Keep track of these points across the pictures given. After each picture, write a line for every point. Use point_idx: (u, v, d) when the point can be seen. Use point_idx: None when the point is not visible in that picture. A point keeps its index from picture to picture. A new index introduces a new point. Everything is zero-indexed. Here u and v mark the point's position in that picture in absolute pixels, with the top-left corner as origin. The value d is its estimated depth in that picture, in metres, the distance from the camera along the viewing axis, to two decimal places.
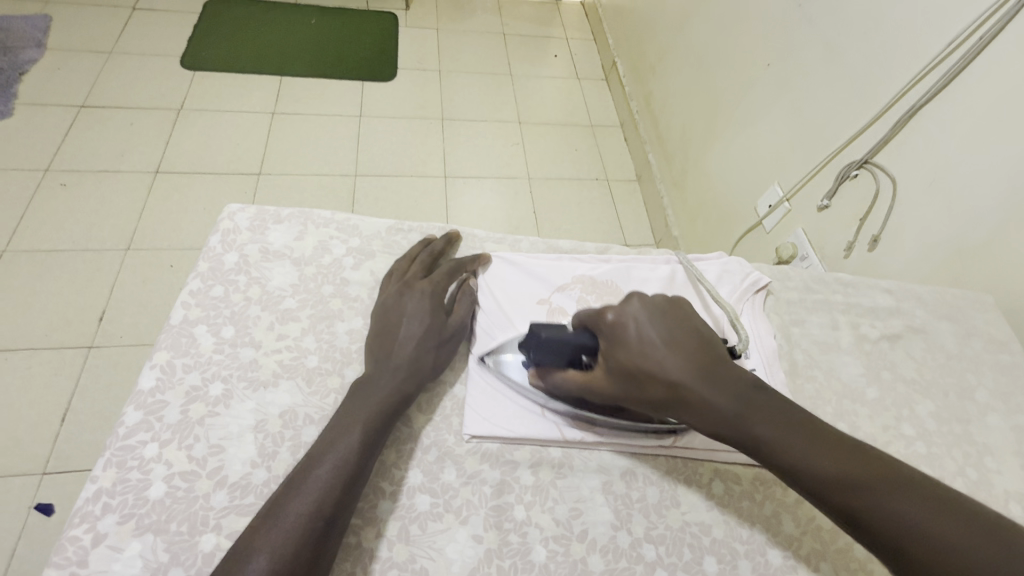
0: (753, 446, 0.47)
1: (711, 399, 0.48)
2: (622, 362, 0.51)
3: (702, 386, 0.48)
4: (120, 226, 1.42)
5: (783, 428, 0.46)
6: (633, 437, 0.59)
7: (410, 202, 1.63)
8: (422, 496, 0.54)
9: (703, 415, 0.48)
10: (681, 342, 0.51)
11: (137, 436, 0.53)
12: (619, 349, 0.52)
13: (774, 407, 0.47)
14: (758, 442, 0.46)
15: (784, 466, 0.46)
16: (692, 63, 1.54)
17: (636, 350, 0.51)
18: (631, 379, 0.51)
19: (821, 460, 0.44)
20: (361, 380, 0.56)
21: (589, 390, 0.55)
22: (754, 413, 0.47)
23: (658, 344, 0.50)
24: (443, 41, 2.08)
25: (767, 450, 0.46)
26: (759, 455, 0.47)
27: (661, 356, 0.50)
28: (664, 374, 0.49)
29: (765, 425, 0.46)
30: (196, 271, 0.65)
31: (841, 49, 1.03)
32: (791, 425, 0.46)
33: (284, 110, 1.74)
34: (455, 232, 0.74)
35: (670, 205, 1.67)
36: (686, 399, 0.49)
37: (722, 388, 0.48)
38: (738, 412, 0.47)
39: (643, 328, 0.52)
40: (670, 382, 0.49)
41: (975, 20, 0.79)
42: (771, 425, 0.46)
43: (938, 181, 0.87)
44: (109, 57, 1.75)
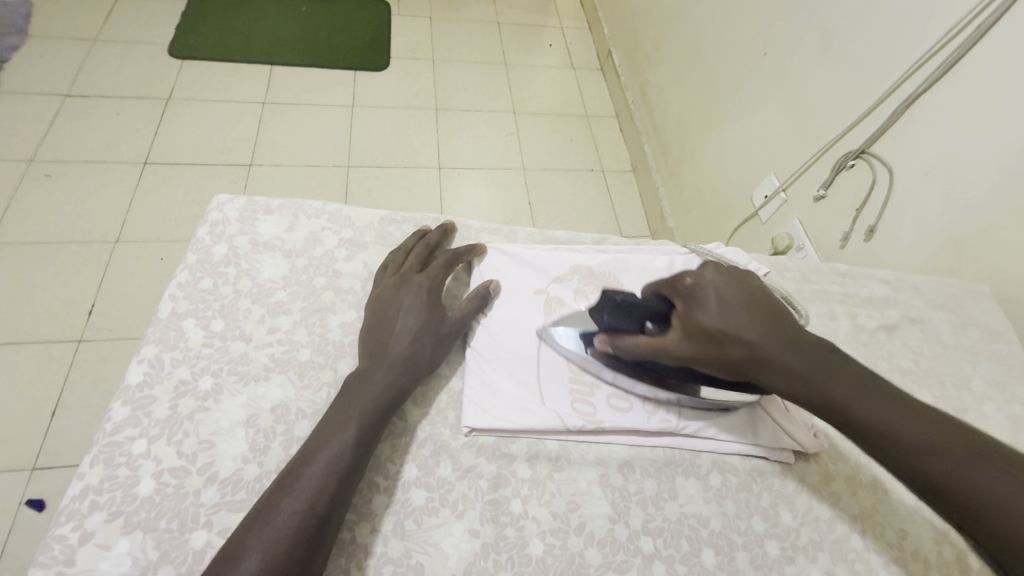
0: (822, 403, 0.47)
1: (789, 359, 0.49)
2: (703, 322, 0.52)
3: (778, 347, 0.49)
4: (108, 218, 1.40)
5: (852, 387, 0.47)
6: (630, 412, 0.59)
7: (404, 193, 1.61)
8: (417, 490, 0.53)
9: (780, 375, 0.49)
10: (757, 305, 0.52)
11: (125, 432, 0.52)
12: (700, 308, 0.52)
13: (842, 369, 0.48)
14: (831, 402, 0.47)
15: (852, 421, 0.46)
16: (689, 52, 1.52)
17: (717, 311, 0.51)
18: (711, 338, 0.51)
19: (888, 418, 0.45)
20: (355, 376, 0.55)
21: (660, 355, 0.54)
22: (828, 376, 0.48)
23: (737, 306, 0.51)
24: (436, 30, 2.05)
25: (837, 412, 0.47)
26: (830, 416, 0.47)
27: (741, 316, 0.51)
28: (744, 332, 0.50)
29: (842, 387, 0.47)
30: (184, 263, 0.64)
31: (838, 38, 1.02)
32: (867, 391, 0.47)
33: (274, 100, 1.71)
34: (450, 223, 0.72)
35: (666, 196, 1.66)
36: (764, 358, 0.49)
37: (798, 348, 0.49)
38: (813, 372, 0.48)
39: (721, 291, 0.53)
40: (747, 342, 0.50)
41: (974, 8, 0.78)
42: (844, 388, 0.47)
43: (935, 169, 0.86)
44: (93, 45, 1.71)
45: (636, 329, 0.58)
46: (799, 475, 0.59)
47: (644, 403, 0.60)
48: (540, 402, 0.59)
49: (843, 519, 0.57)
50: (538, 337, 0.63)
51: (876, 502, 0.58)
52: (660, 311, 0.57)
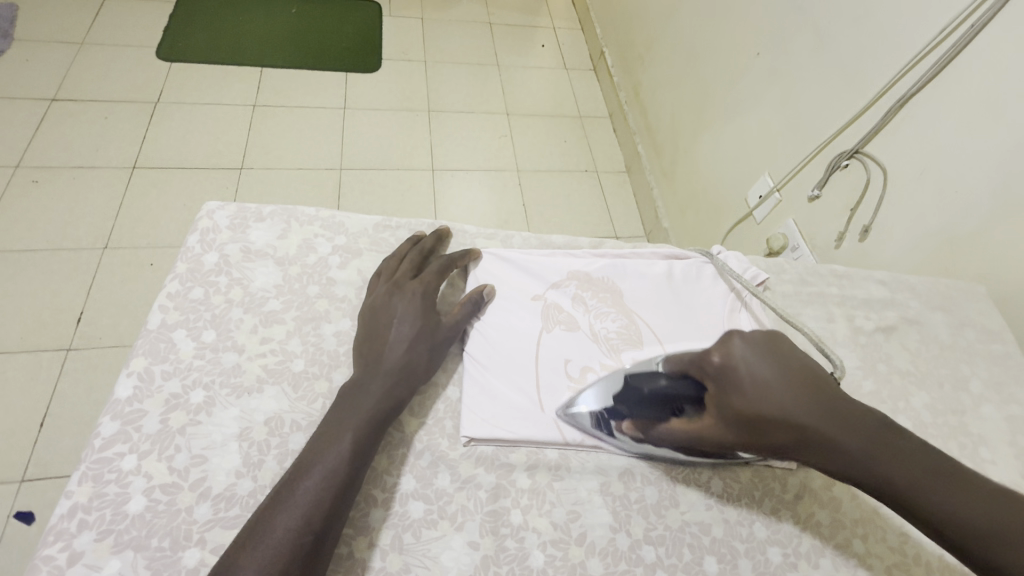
0: (872, 482, 0.45)
1: (842, 441, 0.45)
2: (741, 409, 0.47)
3: (831, 428, 0.46)
4: (97, 224, 1.37)
5: (899, 460, 0.44)
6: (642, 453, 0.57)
7: (397, 196, 1.59)
8: (415, 502, 0.52)
9: (829, 457, 0.46)
10: (798, 381, 0.47)
11: (115, 448, 0.51)
12: (733, 394, 0.48)
13: (892, 446, 0.45)
14: (881, 480, 0.44)
15: (903, 496, 0.44)
16: (682, 52, 1.52)
17: (754, 396, 0.47)
18: (748, 426, 0.47)
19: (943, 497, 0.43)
20: (350, 386, 0.54)
21: (696, 440, 0.51)
22: (886, 456, 0.45)
23: (775, 386, 0.47)
24: (428, 31, 2.04)
25: (899, 497, 0.44)
26: (892, 499, 0.45)
27: (784, 400, 0.46)
28: (788, 416, 0.46)
29: (907, 472, 0.44)
30: (174, 272, 0.63)
31: (831, 38, 1.02)
32: (920, 466, 0.44)
33: (266, 103, 1.69)
34: (445, 229, 0.71)
35: (660, 197, 1.66)
36: (816, 443, 0.46)
37: (846, 426, 0.46)
38: (862, 453, 0.45)
39: (756, 370, 0.48)
40: (794, 427, 0.46)
41: (965, 8, 0.78)
42: (898, 465, 0.44)
43: (928, 171, 0.86)
44: (80, 48, 1.68)
45: (668, 413, 0.54)
46: (801, 480, 0.59)
47: None
48: (539, 410, 0.58)
49: (845, 524, 0.57)
50: (536, 345, 0.63)
51: (877, 506, 0.58)
52: (689, 394, 0.52)
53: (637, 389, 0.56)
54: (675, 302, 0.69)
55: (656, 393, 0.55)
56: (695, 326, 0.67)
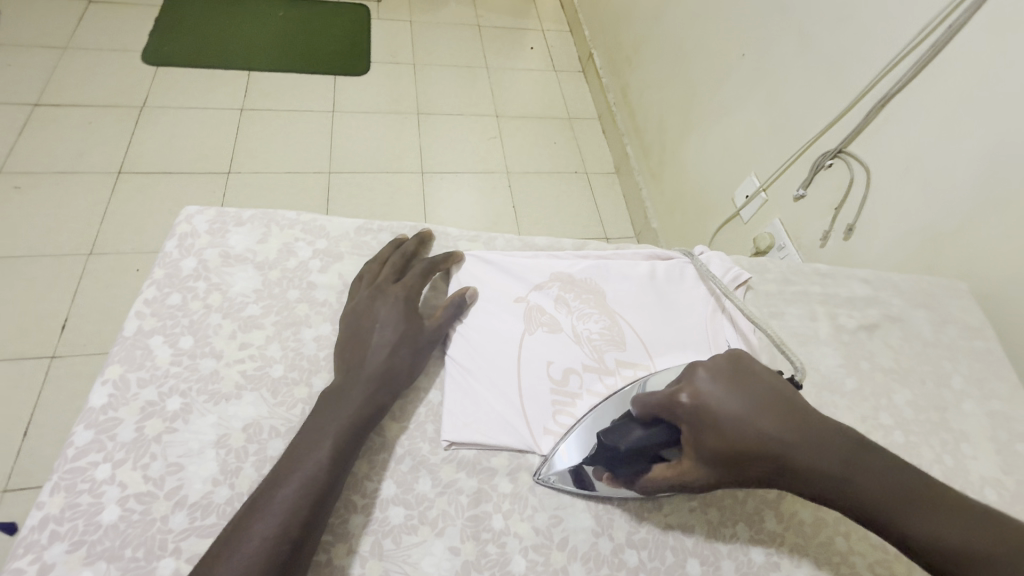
0: (853, 505, 0.45)
1: (818, 465, 0.45)
2: (716, 447, 0.47)
3: (806, 453, 0.46)
4: (81, 230, 1.36)
5: (876, 475, 0.45)
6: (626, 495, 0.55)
7: (386, 198, 1.59)
8: (396, 508, 0.52)
9: (806, 482, 0.46)
10: (769, 407, 0.47)
11: (88, 457, 0.50)
12: (707, 432, 0.47)
13: (870, 463, 0.45)
14: (863, 501, 0.45)
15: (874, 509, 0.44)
16: (669, 54, 1.52)
17: (728, 432, 0.47)
18: (727, 461, 0.47)
19: (920, 515, 0.43)
20: (330, 392, 0.54)
21: (684, 484, 0.49)
22: (860, 475, 0.45)
23: (747, 419, 0.47)
24: (417, 34, 2.04)
25: (873, 515, 0.44)
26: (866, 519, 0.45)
27: (757, 430, 0.46)
28: (764, 447, 0.46)
29: (876, 489, 0.44)
30: (151, 278, 0.62)
31: (815, 38, 1.02)
32: (892, 479, 0.45)
33: (253, 107, 1.68)
34: (427, 232, 0.71)
35: (649, 198, 1.66)
36: (792, 470, 0.46)
37: (821, 449, 0.46)
38: (840, 474, 0.45)
39: (727, 404, 0.47)
40: (771, 456, 0.46)
41: (946, 8, 0.79)
42: (877, 485, 0.45)
43: (912, 170, 0.87)
44: (64, 53, 1.67)
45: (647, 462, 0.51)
46: None
47: None
48: (516, 419, 0.57)
49: (827, 522, 0.57)
50: (517, 348, 0.62)
51: None
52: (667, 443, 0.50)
53: (614, 446, 0.52)
54: (657, 303, 0.69)
55: (633, 448, 0.51)
56: (679, 327, 0.67)
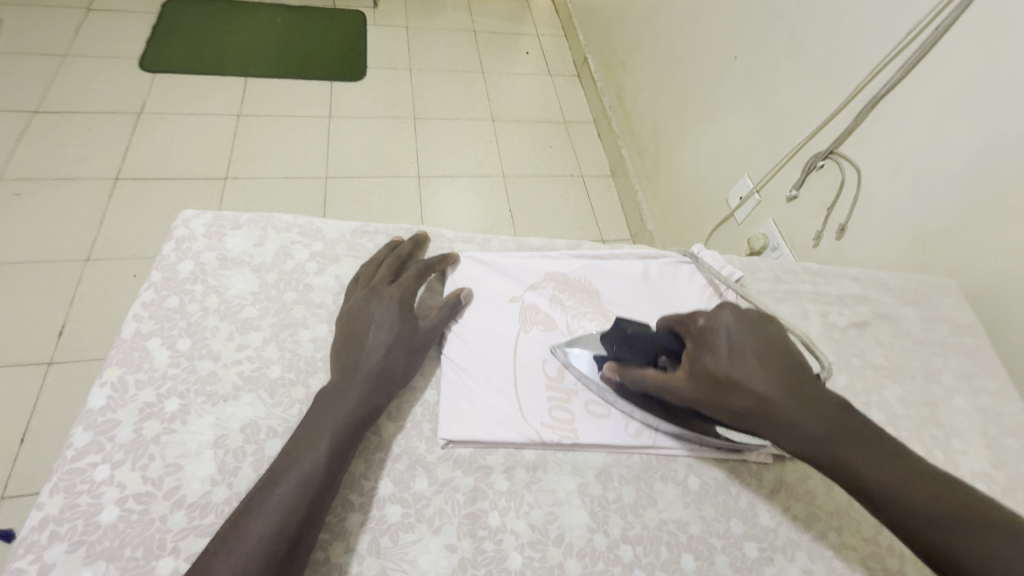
0: (832, 467, 0.46)
1: (803, 418, 0.47)
2: (711, 367, 0.50)
3: (791, 405, 0.47)
4: (79, 236, 1.36)
5: (871, 455, 0.46)
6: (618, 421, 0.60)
7: (383, 202, 1.60)
8: (392, 506, 0.52)
9: (784, 431, 0.47)
10: (772, 357, 0.50)
11: (87, 458, 0.50)
12: (708, 353, 0.51)
13: (862, 440, 0.46)
14: (849, 472, 0.45)
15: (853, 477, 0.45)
16: (662, 57, 1.54)
17: (726, 359, 0.50)
18: (715, 386, 0.50)
19: (922, 501, 0.44)
20: (327, 392, 0.54)
21: (667, 391, 0.53)
22: (842, 441, 0.46)
23: (749, 356, 0.50)
24: (413, 39, 2.05)
25: (848, 477, 0.45)
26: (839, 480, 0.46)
27: (753, 369, 0.49)
28: (754, 382, 0.48)
29: (857, 455, 0.45)
30: (149, 281, 0.63)
31: (805, 41, 1.04)
32: (880, 455, 0.45)
33: (250, 113, 1.69)
34: (423, 234, 0.72)
35: (645, 199, 1.68)
36: (773, 415, 0.47)
37: (811, 406, 0.47)
38: (822, 438, 0.46)
39: (735, 337, 0.51)
40: (756, 395, 0.48)
41: (932, 10, 0.80)
42: (859, 453, 0.45)
43: (900, 169, 0.88)
44: (62, 60, 1.67)
45: (646, 361, 0.56)
46: (775, 474, 0.60)
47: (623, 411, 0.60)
48: (513, 413, 0.58)
49: (820, 517, 0.57)
50: (514, 345, 0.63)
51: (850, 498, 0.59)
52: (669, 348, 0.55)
53: (623, 331, 0.58)
54: (651, 301, 0.70)
55: (640, 337, 0.57)
56: None
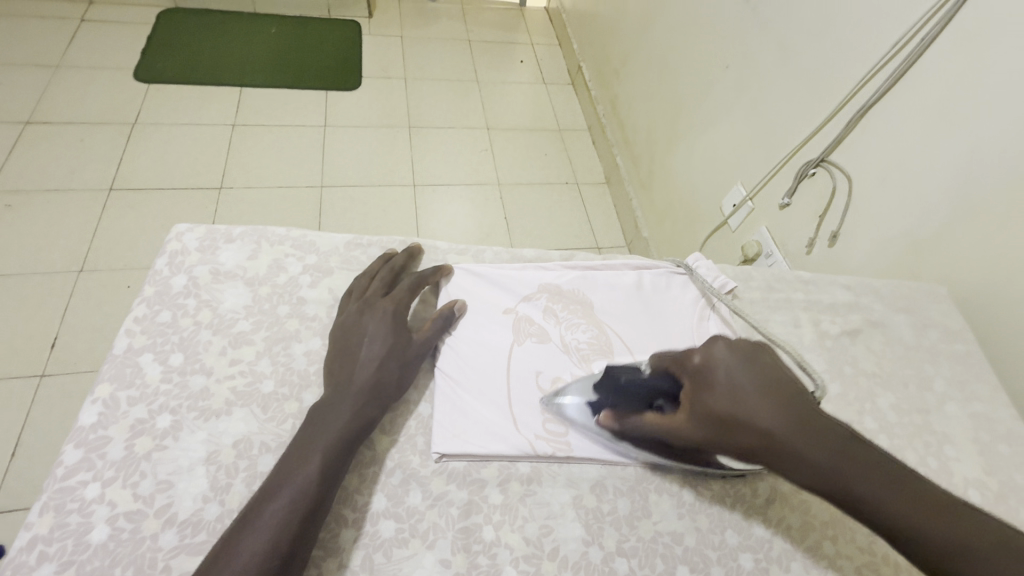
0: (848, 502, 0.44)
1: (812, 454, 0.44)
2: (711, 407, 0.48)
3: (800, 439, 0.45)
4: (72, 247, 1.36)
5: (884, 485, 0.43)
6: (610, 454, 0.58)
7: (378, 212, 1.60)
8: (386, 521, 0.52)
9: (796, 469, 0.45)
10: (774, 389, 0.47)
11: (78, 476, 0.50)
12: (707, 392, 0.49)
13: (875, 469, 0.44)
14: (865, 505, 0.43)
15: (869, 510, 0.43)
16: (655, 66, 1.55)
17: (726, 397, 0.48)
18: (719, 425, 0.48)
19: (939, 531, 0.42)
20: (320, 407, 0.54)
21: (670, 436, 0.51)
22: (855, 471, 0.44)
23: (749, 390, 0.47)
24: (408, 49, 2.06)
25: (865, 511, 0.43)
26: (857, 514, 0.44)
27: (754, 404, 0.47)
28: (756, 419, 0.46)
29: (870, 486, 0.43)
30: (142, 296, 0.62)
31: (795, 51, 1.05)
32: (892, 482, 0.43)
33: (245, 123, 1.69)
34: (416, 246, 0.72)
35: (640, 207, 1.69)
36: (780, 452, 0.45)
37: (821, 439, 0.45)
38: (836, 473, 0.44)
39: (733, 372, 0.49)
40: (760, 432, 0.46)
41: (918, 21, 0.81)
42: (873, 484, 0.43)
43: (890, 178, 0.89)
44: (56, 71, 1.68)
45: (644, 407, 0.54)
46: (769, 484, 0.60)
47: None
48: (508, 425, 0.58)
49: (815, 526, 0.57)
50: (507, 357, 0.63)
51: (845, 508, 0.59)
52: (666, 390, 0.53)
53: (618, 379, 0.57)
54: (644, 312, 0.70)
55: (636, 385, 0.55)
56: (666, 333, 0.68)
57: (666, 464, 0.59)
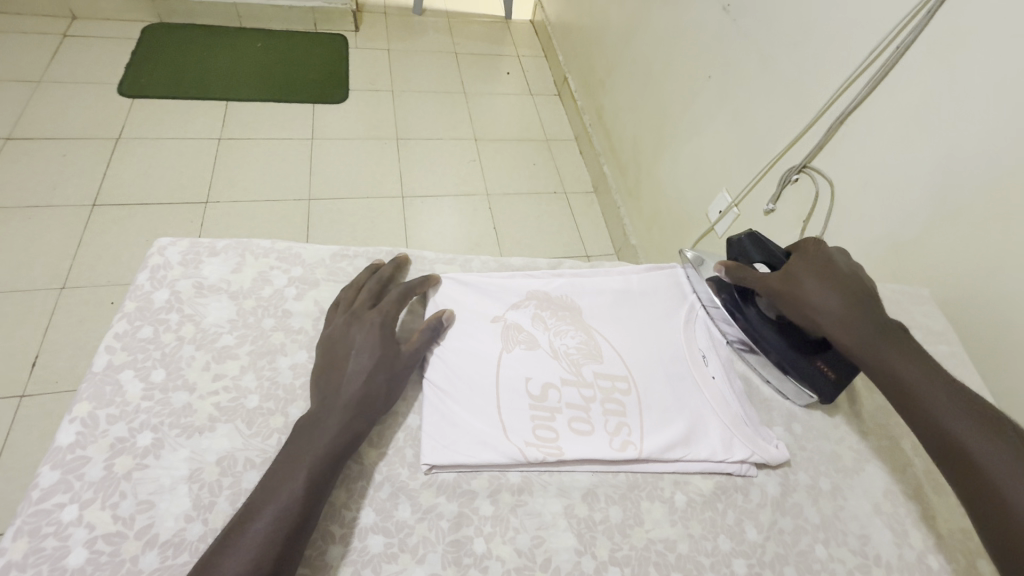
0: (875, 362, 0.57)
1: (861, 322, 0.58)
2: (796, 272, 0.62)
3: (852, 309, 0.59)
4: (53, 264, 1.33)
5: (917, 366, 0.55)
6: (602, 457, 0.58)
7: (367, 224, 1.59)
8: (375, 536, 0.51)
9: (842, 328, 0.58)
10: (850, 283, 0.61)
11: (54, 499, 0.48)
12: (800, 264, 0.63)
13: (913, 353, 0.56)
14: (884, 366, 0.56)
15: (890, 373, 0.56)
16: (640, 75, 1.58)
17: (815, 268, 0.62)
18: (792, 284, 0.62)
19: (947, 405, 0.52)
20: (307, 420, 0.53)
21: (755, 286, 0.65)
22: (888, 346, 0.56)
23: (835, 271, 0.61)
24: (395, 61, 2.07)
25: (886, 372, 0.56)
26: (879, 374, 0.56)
27: (833, 278, 0.60)
28: (831, 286, 0.60)
29: (901, 357, 0.56)
30: (122, 311, 0.61)
31: (775, 59, 1.08)
32: (923, 365, 0.55)
33: (231, 136, 1.68)
34: (404, 256, 0.72)
35: (628, 215, 1.70)
36: (833, 316, 0.59)
37: (875, 319, 0.58)
38: (871, 339, 0.57)
39: (831, 259, 0.63)
40: (824, 296, 0.60)
41: (891, 30, 0.83)
42: (904, 357, 0.56)
43: (870, 182, 0.91)
44: (37, 87, 1.66)
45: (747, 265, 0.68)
46: (760, 489, 0.60)
47: (607, 426, 0.60)
48: (496, 432, 0.57)
49: (807, 530, 0.57)
50: (496, 365, 0.63)
51: (836, 510, 0.59)
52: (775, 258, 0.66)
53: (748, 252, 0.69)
54: (633, 317, 0.70)
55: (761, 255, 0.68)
56: (654, 336, 0.68)
57: (660, 456, 0.59)
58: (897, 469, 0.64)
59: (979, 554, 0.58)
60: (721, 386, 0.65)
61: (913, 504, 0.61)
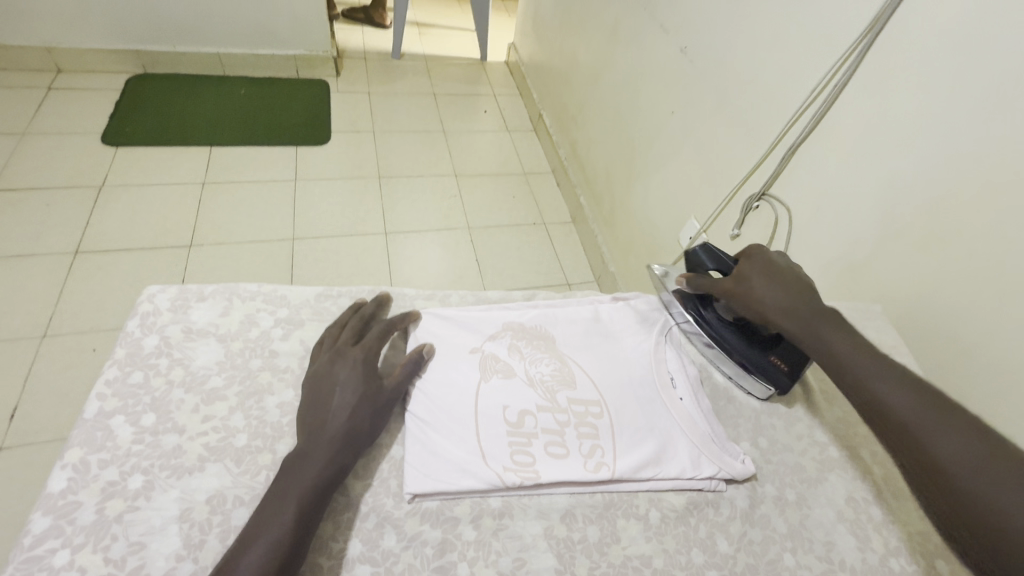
0: (816, 346, 0.63)
1: (798, 310, 0.65)
2: (744, 276, 0.70)
3: (791, 300, 0.66)
4: (36, 313, 1.34)
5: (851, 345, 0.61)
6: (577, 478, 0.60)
7: (351, 262, 1.62)
8: (361, 566, 0.53)
9: (789, 318, 0.65)
10: (789, 277, 0.68)
11: (46, 544, 0.50)
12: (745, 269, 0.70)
13: (848, 333, 0.62)
14: (822, 348, 0.62)
15: (829, 353, 0.62)
16: (609, 111, 1.67)
17: (760, 270, 0.69)
18: (740, 287, 0.70)
19: (876, 374, 0.58)
20: (295, 455, 0.56)
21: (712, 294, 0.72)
22: (823, 330, 0.63)
23: (775, 269, 0.69)
24: (375, 103, 2.16)
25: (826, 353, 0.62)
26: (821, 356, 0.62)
27: (775, 275, 0.68)
28: (773, 282, 0.68)
29: (834, 338, 0.62)
30: (112, 358, 0.64)
31: (729, 95, 1.17)
32: (854, 344, 0.61)
33: (215, 180, 1.73)
34: (385, 294, 0.75)
35: (605, 243, 1.77)
36: (776, 307, 0.66)
37: (811, 307, 0.65)
38: (809, 324, 0.64)
39: (771, 258, 0.70)
40: (766, 291, 0.67)
41: (828, 71, 0.93)
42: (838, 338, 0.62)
43: (822, 207, 0.98)
44: (21, 138, 1.69)
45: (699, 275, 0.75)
46: (730, 502, 0.63)
47: (582, 449, 0.63)
48: (477, 458, 0.60)
49: (775, 539, 0.61)
50: (476, 393, 0.66)
51: (802, 518, 0.63)
52: (726, 264, 0.74)
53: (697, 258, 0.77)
54: (603, 343, 0.74)
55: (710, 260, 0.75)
56: (624, 362, 0.72)
57: (634, 474, 0.62)
58: (856, 478, 0.67)
59: (936, 554, 0.61)
60: (689, 405, 0.69)
61: (874, 510, 0.64)
